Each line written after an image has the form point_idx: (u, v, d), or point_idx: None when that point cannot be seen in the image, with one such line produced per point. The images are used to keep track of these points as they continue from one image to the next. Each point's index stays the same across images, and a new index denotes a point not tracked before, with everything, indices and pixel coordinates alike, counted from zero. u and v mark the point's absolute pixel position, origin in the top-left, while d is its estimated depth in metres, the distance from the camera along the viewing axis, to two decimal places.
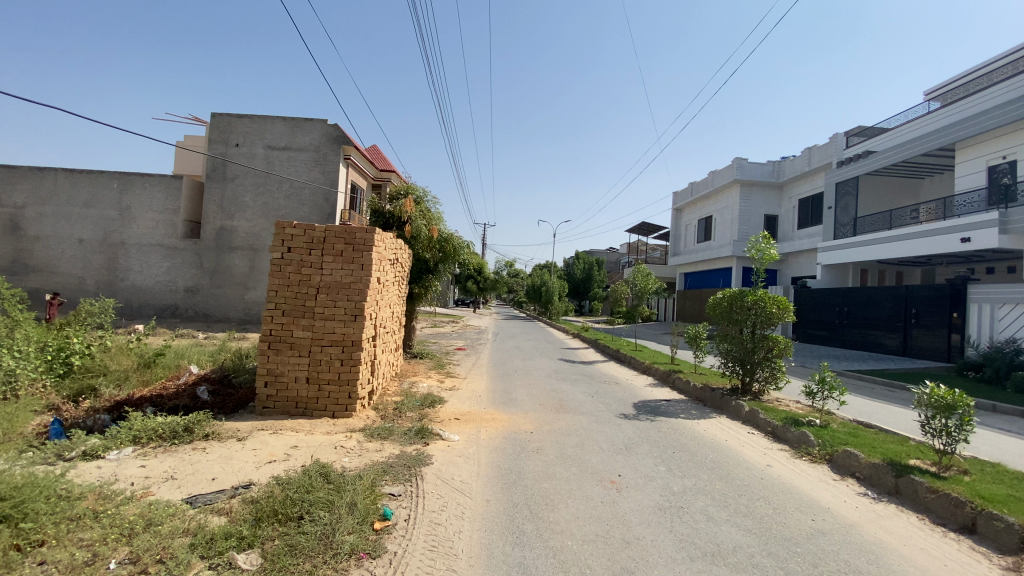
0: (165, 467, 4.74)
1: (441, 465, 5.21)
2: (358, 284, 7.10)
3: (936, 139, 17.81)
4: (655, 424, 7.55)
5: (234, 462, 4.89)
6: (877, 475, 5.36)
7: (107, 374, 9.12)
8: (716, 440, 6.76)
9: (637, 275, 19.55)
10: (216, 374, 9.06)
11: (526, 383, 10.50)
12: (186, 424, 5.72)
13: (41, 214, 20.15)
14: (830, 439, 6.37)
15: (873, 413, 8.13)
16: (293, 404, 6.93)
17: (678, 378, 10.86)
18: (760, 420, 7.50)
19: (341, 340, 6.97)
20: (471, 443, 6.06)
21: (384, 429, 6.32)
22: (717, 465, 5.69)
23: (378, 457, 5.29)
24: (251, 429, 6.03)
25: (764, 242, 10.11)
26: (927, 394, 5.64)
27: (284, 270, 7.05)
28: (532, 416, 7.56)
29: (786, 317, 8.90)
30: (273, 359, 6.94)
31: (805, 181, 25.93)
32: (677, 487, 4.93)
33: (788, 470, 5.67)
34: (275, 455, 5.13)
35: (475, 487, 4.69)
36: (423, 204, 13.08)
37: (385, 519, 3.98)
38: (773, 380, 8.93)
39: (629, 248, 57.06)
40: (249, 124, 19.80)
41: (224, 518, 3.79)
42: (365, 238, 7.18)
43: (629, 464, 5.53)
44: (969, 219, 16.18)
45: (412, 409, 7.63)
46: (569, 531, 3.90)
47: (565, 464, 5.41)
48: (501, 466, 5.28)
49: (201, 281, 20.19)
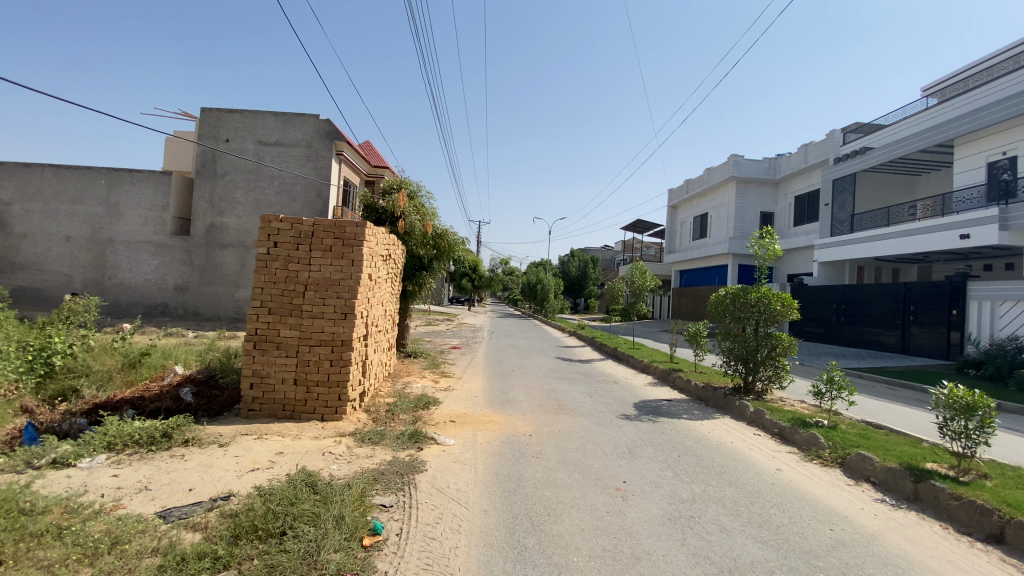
0: (139, 477, 4.40)
1: (436, 472, 4.92)
2: (349, 281, 6.79)
3: (936, 134, 17.64)
4: (658, 425, 7.28)
5: (214, 470, 4.57)
6: (893, 480, 5.12)
7: (89, 375, 8.77)
8: (721, 443, 6.50)
9: (634, 272, 19.28)
10: (201, 374, 8.71)
11: (524, 383, 10.21)
12: (165, 429, 5.36)
13: (28, 211, 19.69)
14: (841, 441, 6.12)
15: (880, 413, 7.92)
16: (280, 407, 6.62)
17: (677, 376, 10.60)
18: (766, 421, 7.24)
19: (330, 340, 6.67)
20: (467, 448, 5.77)
21: (376, 433, 6.01)
22: (724, 470, 5.44)
23: (368, 464, 4.99)
24: (234, 433, 5.70)
25: (768, 238, 9.86)
26: (944, 394, 5.41)
27: (270, 265, 6.72)
28: (530, 418, 7.28)
29: (790, 315, 8.65)
30: (259, 360, 6.61)
31: (802, 178, 25.77)
32: (686, 494, 4.66)
33: (799, 475, 5.43)
34: (259, 462, 4.82)
35: (472, 495, 4.42)
36: (417, 199, 12.76)
37: (376, 534, 3.68)
38: (776, 379, 8.68)
39: (624, 245, 56.85)
40: (239, 119, 19.35)
41: (200, 534, 3.48)
42: (355, 232, 6.86)
43: (633, 470, 5.24)
44: (967, 216, 16.02)
45: (405, 411, 7.33)
46: (575, 545, 3.62)
47: (567, 469, 5.13)
48: (499, 472, 5.01)
49: (191, 279, 19.76)
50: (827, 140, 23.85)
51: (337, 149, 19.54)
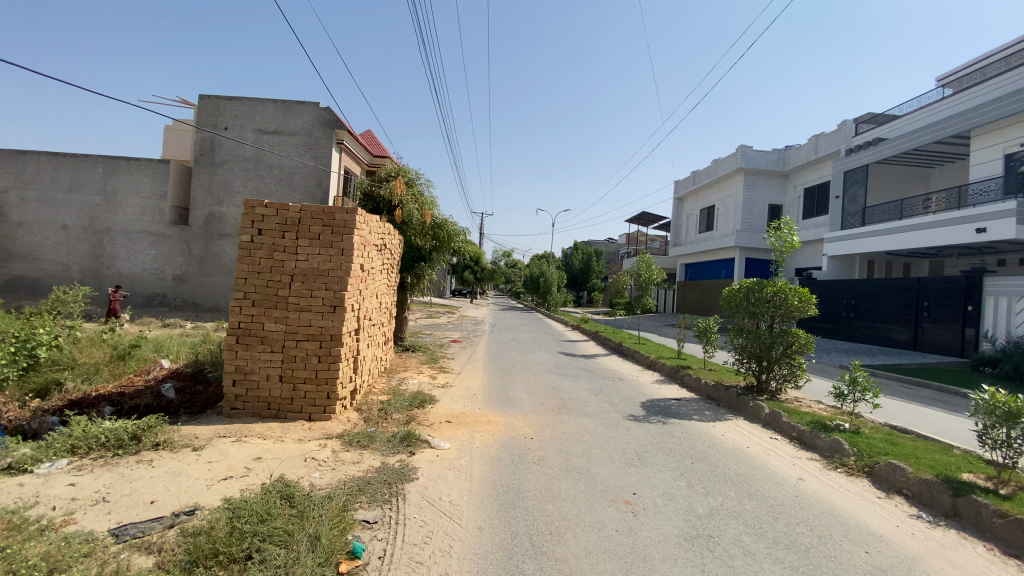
0: (99, 486, 4.01)
1: (428, 481, 4.49)
2: (338, 272, 6.34)
3: (950, 126, 17.01)
4: (670, 427, 6.83)
5: (182, 479, 4.15)
6: (930, 493, 4.66)
7: (74, 368, 8.36)
8: (735, 447, 6.07)
9: (640, 265, 18.72)
10: (189, 368, 8.36)
11: (526, 380, 9.75)
12: (134, 432, 4.94)
13: (25, 199, 19.28)
14: (867, 448, 5.67)
15: (901, 417, 7.47)
16: (265, 405, 6.21)
17: (687, 374, 10.13)
18: (783, 424, 6.79)
19: (318, 335, 6.23)
20: (463, 452, 5.33)
21: (366, 435, 5.55)
22: (742, 479, 5.00)
23: (353, 472, 4.54)
24: (212, 435, 5.30)
25: (788, 229, 9.34)
26: (984, 399, 4.91)
27: (253, 255, 6.26)
28: (532, 418, 6.83)
29: (808, 310, 8.17)
30: (242, 355, 6.18)
31: (812, 169, 25.14)
32: (703, 510, 4.22)
33: (824, 486, 4.98)
34: (234, 469, 4.40)
35: (466, 510, 3.98)
36: (416, 187, 12.27)
37: (355, 558, 3.26)
38: (791, 378, 8.24)
39: (628, 239, 56.40)
40: (238, 106, 18.83)
41: (153, 559, 3.09)
42: (345, 219, 6.40)
43: (644, 479, 4.80)
44: (985, 209, 15.46)
45: (399, 410, 6.90)
46: (580, 572, 3.19)
47: (571, 479, 4.68)
48: (497, 481, 4.58)
49: (190, 269, 19.39)
50: (839, 131, 23.20)
51: (338, 138, 18.88)
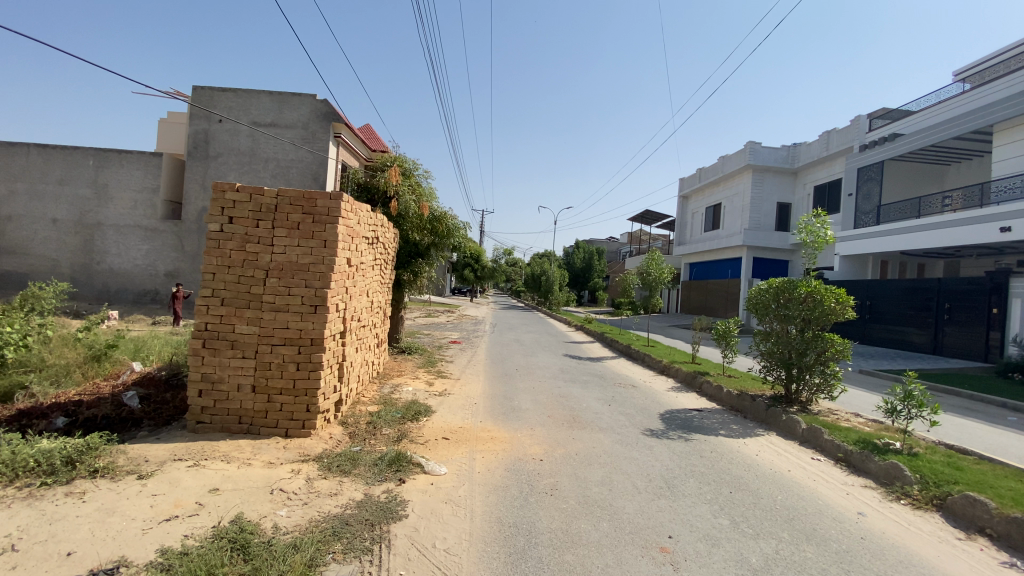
0: (10, 529, 3.21)
1: (420, 520, 3.70)
2: (319, 265, 5.55)
3: (972, 120, 16.14)
4: (695, 445, 6.02)
5: (114, 521, 3.35)
6: (1021, 535, 3.86)
7: (42, 370, 7.47)
8: (775, 471, 5.26)
9: (648, 263, 17.73)
10: (163, 372, 7.58)
11: (532, 387, 8.92)
12: (70, 455, 4.14)
13: (13, 192, 18.44)
14: (931, 474, 4.88)
15: (953, 435, 6.68)
16: (236, 419, 5.41)
17: (706, 381, 9.33)
18: (824, 442, 6.00)
19: (297, 338, 5.45)
20: (462, 480, 4.53)
21: (347, 457, 4.74)
22: (792, 515, 4.21)
23: (329, 508, 3.74)
24: (166, 458, 4.51)
25: (818, 224, 8.53)
26: None
27: (222, 246, 5.45)
28: (541, 434, 6.03)
29: (846, 312, 7.34)
30: (209, 362, 5.39)
31: (823, 166, 24.34)
32: (757, 560, 3.42)
33: (888, 524, 4.20)
34: (183, 505, 3.61)
35: (465, 563, 3.19)
36: (412, 178, 11.52)
37: None
38: (824, 388, 7.45)
39: (631, 239, 55.44)
40: (232, 97, 18.02)
41: None
42: (328, 206, 5.62)
43: (678, 517, 4.00)
44: (1010, 207, 14.59)
45: (390, 424, 6.10)
46: None
47: (593, 518, 3.88)
48: (503, 520, 3.78)
49: (182, 265, 18.60)
50: (852, 127, 22.40)
51: (335, 132, 17.91)
